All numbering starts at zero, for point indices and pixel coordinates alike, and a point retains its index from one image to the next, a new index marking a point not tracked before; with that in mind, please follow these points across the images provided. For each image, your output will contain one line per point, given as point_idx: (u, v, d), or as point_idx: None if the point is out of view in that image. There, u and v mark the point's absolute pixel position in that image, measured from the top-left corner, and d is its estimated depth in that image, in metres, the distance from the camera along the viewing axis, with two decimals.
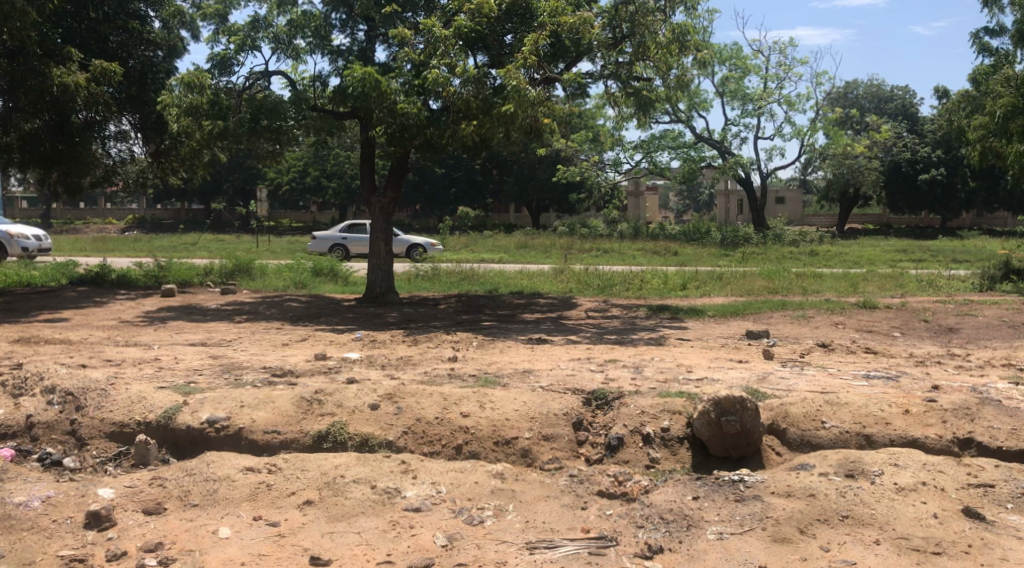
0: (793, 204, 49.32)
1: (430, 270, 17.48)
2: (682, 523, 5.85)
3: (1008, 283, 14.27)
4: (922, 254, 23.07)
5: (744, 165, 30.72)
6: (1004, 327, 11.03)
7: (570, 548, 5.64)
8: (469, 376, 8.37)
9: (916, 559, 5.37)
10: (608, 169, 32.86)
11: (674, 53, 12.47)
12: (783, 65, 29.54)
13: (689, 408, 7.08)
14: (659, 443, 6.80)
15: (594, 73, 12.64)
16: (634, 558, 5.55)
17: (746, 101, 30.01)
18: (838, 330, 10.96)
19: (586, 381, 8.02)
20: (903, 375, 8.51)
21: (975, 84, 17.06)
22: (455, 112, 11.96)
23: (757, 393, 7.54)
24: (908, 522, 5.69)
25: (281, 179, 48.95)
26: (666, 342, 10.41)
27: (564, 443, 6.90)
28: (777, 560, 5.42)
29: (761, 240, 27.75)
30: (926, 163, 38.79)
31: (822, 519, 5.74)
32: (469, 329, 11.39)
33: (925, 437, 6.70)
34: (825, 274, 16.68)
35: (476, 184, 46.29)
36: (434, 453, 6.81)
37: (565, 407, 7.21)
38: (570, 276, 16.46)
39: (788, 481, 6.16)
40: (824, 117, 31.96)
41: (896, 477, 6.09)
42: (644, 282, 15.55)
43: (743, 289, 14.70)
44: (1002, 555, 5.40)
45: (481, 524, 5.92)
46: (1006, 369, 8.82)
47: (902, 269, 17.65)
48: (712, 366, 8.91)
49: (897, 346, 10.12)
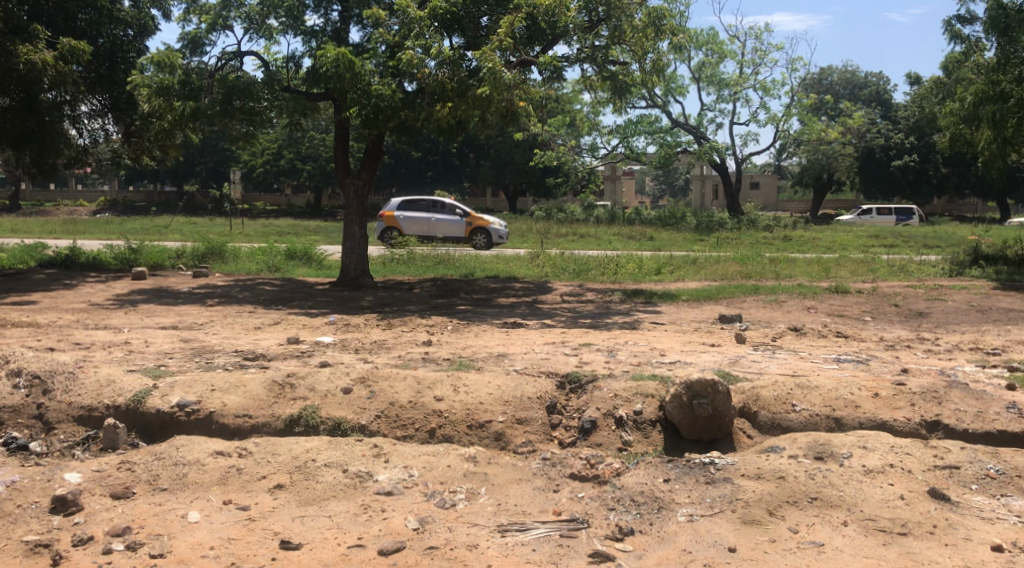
0: (767, 190, 49.67)
1: (405, 254, 17.41)
2: (653, 505, 5.89)
3: (977, 268, 14.39)
4: (893, 240, 23.24)
5: (719, 151, 30.69)
6: (973, 311, 11.16)
7: (541, 530, 5.65)
8: (443, 359, 8.36)
9: (882, 540, 5.44)
10: (585, 154, 32.83)
11: (650, 38, 12.37)
12: (759, 51, 29.46)
13: (662, 391, 7.12)
14: (631, 426, 6.84)
15: (570, 57, 12.52)
16: (605, 540, 5.57)
17: (721, 86, 30.03)
18: (810, 314, 11.07)
19: (561, 364, 8.04)
20: (873, 359, 8.62)
21: (947, 72, 17.04)
22: (429, 94, 11.87)
23: (729, 375, 7.61)
24: (875, 504, 5.75)
25: (255, 161, 48.34)
26: (640, 325, 10.47)
27: (538, 426, 6.91)
28: (747, 541, 5.46)
29: (734, 224, 27.88)
30: (899, 150, 39.02)
31: (791, 501, 5.79)
32: (443, 313, 11.37)
33: (894, 420, 6.77)
34: (798, 259, 16.75)
35: (453, 167, 46.06)
36: (407, 437, 6.79)
37: (539, 390, 7.22)
38: (546, 260, 16.44)
39: (757, 463, 6.20)
40: (799, 104, 31.96)
41: (864, 459, 6.15)
42: (620, 267, 15.57)
43: (717, 274, 14.79)
44: (966, 535, 5.48)
45: (454, 507, 5.92)
46: (974, 353, 8.93)
47: (874, 255, 17.73)
48: (685, 350, 8.94)
49: (867, 331, 10.22)
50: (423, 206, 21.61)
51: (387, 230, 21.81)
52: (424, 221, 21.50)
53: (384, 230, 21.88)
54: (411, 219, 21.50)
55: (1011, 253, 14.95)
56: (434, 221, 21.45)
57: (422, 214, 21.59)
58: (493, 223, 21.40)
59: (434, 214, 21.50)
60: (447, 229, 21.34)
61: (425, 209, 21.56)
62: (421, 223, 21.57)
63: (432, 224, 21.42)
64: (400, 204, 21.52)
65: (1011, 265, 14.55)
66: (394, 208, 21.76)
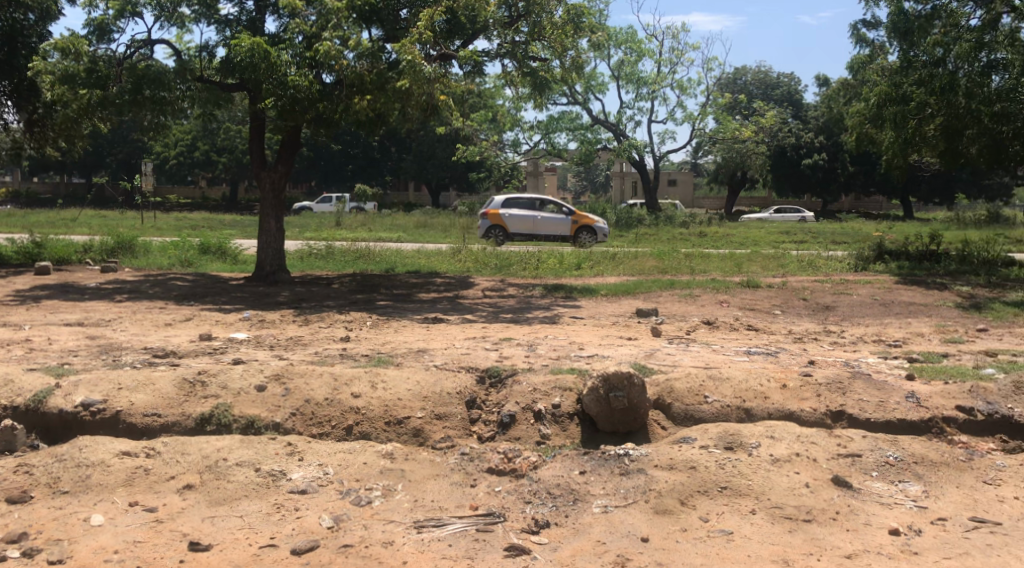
0: (684, 186, 50.73)
1: (324, 248, 17.16)
2: (568, 498, 5.95)
3: (880, 263, 14.98)
4: (803, 236, 24.03)
5: (638, 148, 31.16)
6: (876, 304, 11.63)
7: (457, 525, 5.65)
8: (361, 355, 8.27)
9: (788, 526, 5.62)
10: (507, 149, 32.91)
11: (570, 34, 12.50)
12: (676, 50, 30.01)
13: (580, 384, 7.19)
14: (549, 420, 6.89)
15: (490, 52, 12.52)
16: (520, 533, 5.60)
17: (640, 85, 30.49)
18: (723, 308, 11.35)
19: (480, 359, 8.04)
20: (782, 351, 8.89)
21: (853, 74, 17.60)
22: (348, 86, 11.71)
23: (645, 368, 7.75)
24: (782, 492, 5.93)
25: (169, 153, 46.87)
26: (559, 320, 10.56)
27: (456, 421, 6.90)
28: (659, 531, 5.57)
29: (653, 220, 28.39)
30: (809, 149, 40.31)
31: (702, 491, 5.93)
32: (362, 308, 11.24)
33: (800, 411, 6.98)
34: (712, 254, 17.15)
35: (374, 161, 45.58)
36: (323, 435, 6.69)
37: (458, 385, 7.21)
38: (467, 255, 16.42)
39: (670, 454, 6.32)
40: (715, 103, 32.69)
41: (772, 448, 6.34)
42: (541, 262, 15.67)
43: (635, 269, 15.04)
44: (866, 520, 5.70)
45: (369, 505, 5.87)
46: (876, 345, 9.31)
47: (785, 251, 18.31)
48: (603, 343, 9.06)
49: (777, 324, 10.54)
50: (513, 205, 21.40)
51: (490, 229, 21.46)
52: (530, 220, 21.35)
53: (487, 229, 21.54)
54: (518, 218, 21.28)
55: (911, 249, 15.62)
56: (540, 220, 21.30)
57: (526, 211, 21.46)
58: (598, 222, 21.69)
59: (543, 212, 21.46)
60: (557, 228, 21.41)
61: (531, 207, 21.45)
62: (526, 222, 21.42)
63: (541, 222, 21.31)
64: (507, 202, 21.32)
65: (912, 261, 15.20)
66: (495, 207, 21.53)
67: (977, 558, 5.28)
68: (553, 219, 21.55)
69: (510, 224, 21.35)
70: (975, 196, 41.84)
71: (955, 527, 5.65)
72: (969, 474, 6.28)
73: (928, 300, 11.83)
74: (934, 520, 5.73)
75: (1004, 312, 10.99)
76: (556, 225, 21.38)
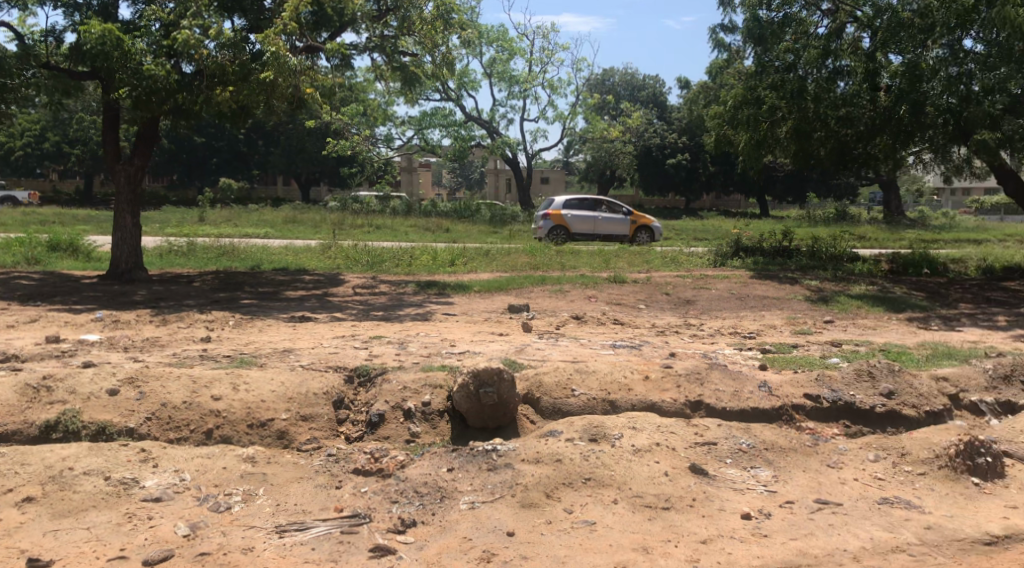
0: (556, 184, 51.60)
1: (185, 245, 16.46)
2: (436, 495, 5.94)
3: (738, 259, 15.69)
4: (669, 233, 24.89)
5: (511, 145, 31.44)
6: (734, 298, 12.17)
7: (321, 528, 5.54)
8: (223, 356, 7.98)
9: (648, 515, 5.80)
10: (380, 145, 32.54)
11: (440, 30, 12.47)
12: (546, 50, 30.46)
13: (450, 382, 7.18)
14: (419, 417, 6.85)
15: (359, 45, 12.34)
16: (386, 533, 5.54)
17: (512, 83, 30.78)
18: (591, 303, 11.61)
19: (349, 358, 7.92)
20: (645, 344, 9.18)
21: (714, 77, 18.26)
22: (208, 77, 11.28)
23: (514, 364, 7.84)
24: (643, 481, 6.12)
25: (13, 143, 43.78)
26: (430, 316, 10.52)
27: (323, 422, 6.76)
28: (524, 525, 5.64)
29: (526, 217, 28.74)
30: (673, 149, 41.77)
31: (567, 483, 6.04)
32: (225, 307, 10.85)
33: (662, 401, 7.22)
34: (582, 250, 17.50)
35: (241, 155, 44.09)
36: (180, 439, 6.43)
37: (325, 385, 7.07)
38: (337, 252, 16.12)
39: (537, 447, 6.41)
40: (585, 103, 33.35)
41: (634, 439, 6.53)
42: (413, 259, 15.57)
43: (507, 265, 15.17)
44: (720, 505, 5.95)
45: (229, 511, 5.68)
46: (733, 337, 9.75)
47: (650, 247, 18.89)
48: (473, 340, 9.09)
49: (642, 317, 10.87)
50: (580, 206, 21.31)
51: (553, 229, 21.22)
52: (591, 220, 21.36)
53: (548, 229, 21.25)
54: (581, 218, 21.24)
55: (766, 246, 16.45)
56: (599, 220, 21.31)
57: (585, 211, 21.40)
58: (654, 221, 21.96)
59: (601, 212, 21.55)
60: (617, 228, 21.55)
61: (591, 208, 21.36)
62: (594, 223, 21.56)
63: (602, 222, 21.33)
64: (571, 203, 21.15)
65: (767, 256, 16.01)
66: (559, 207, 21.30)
67: (820, 537, 5.61)
68: (609, 219, 21.65)
69: (573, 225, 21.23)
70: (824, 196, 44.55)
71: (801, 509, 5.98)
72: (814, 458, 6.64)
73: (780, 293, 12.47)
74: (782, 503, 6.05)
75: (848, 304, 11.73)
76: (613, 225, 21.55)
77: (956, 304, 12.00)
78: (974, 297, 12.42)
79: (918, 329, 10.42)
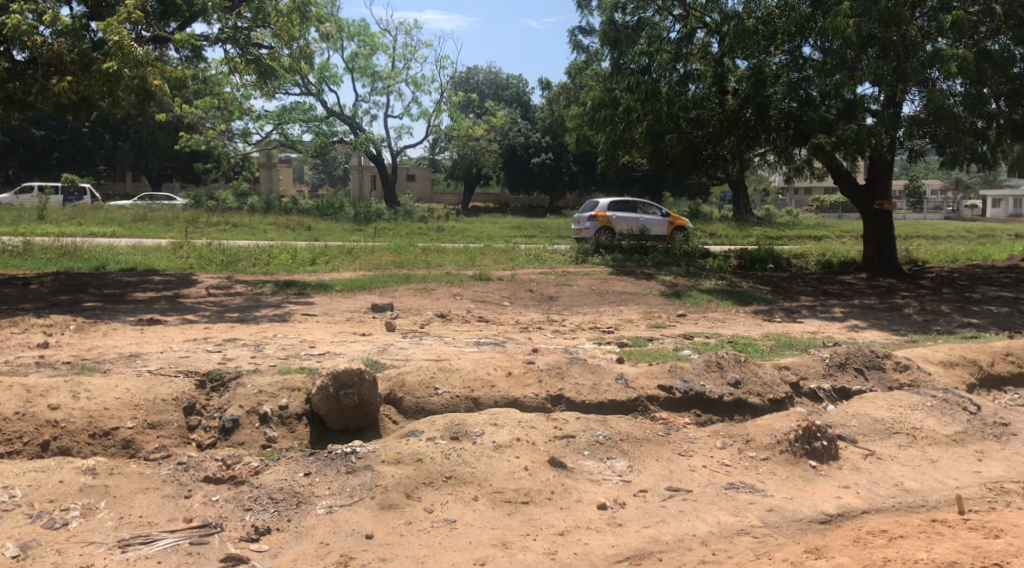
0: (422, 181, 51.37)
1: (20, 244, 15.33)
2: (292, 501, 5.78)
3: (599, 256, 16.08)
4: (532, 230, 25.22)
5: (374, 142, 31.03)
6: (594, 294, 12.46)
7: (168, 540, 5.32)
8: (61, 363, 7.49)
9: (507, 510, 5.86)
10: (237, 140, 31.41)
11: (296, 23, 12.14)
12: (410, 46, 30.22)
13: (309, 384, 7.00)
14: (276, 422, 6.64)
15: (211, 36, 11.85)
16: (238, 542, 5.39)
17: (375, 79, 30.38)
18: (455, 301, 11.60)
19: (201, 362, 7.58)
20: (508, 340, 9.25)
21: (573, 79, 18.51)
22: (43, 65, 10.62)
23: (376, 364, 7.74)
24: (503, 477, 6.16)
25: None
26: (290, 317, 10.23)
27: (173, 429, 6.46)
28: (383, 526, 5.59)
29: (390, 215, 28.46)
30: (537, 148, 42.39)
31: (427, 482, 6.02)
32: (65, 311, 10.19)
33: (523, 396, 7.29)
34: (447, 248, 17.48)
35: (86, 149, 41.56)
36: (12, 453, 6.04)
37: (174, 391, 6.73)
38: (190, 252, 15.43)
39: (397, 448, 6.34)
40: (449, 100, 33.28)
41: (494, 435, 6.56)
42: (272, 258, 15.11)
43: (370, 263, 14.95)
44: (578, 497, 6.08)
45: (65, 526, 5.38)
46: (593, 332, 9.98)
47: (514, 244, 19.08)
48: (334, 340, 8.91)
49: (505, 314, 10.97)
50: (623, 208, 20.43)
51: (598, 229, 20.41)
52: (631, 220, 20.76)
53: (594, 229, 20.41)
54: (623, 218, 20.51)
55: (624, 243, 16.95)
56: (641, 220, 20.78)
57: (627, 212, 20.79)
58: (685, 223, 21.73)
59: (643, 212, 20.85)
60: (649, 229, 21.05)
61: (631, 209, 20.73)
62: (629, 223, 20.82)
63: (645, 223, 20.67)
64: (614, 204, 20.16)
65: (626, 253, 16.50)
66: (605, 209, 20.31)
67: (671, 524, 5.83)
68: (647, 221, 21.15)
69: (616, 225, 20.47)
70: (680, 195, 46.37)
71: (654, 497, 6.18)
72: (666, 447, 6.89)
73: (638, 289, 12.87)
74: (636, 492, 6.24)
75: (700, 298, 12.23)
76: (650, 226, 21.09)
77: (797, 297, 12.74)
78: (813, 290, 13.23)
79: (764, 321, 10.99)
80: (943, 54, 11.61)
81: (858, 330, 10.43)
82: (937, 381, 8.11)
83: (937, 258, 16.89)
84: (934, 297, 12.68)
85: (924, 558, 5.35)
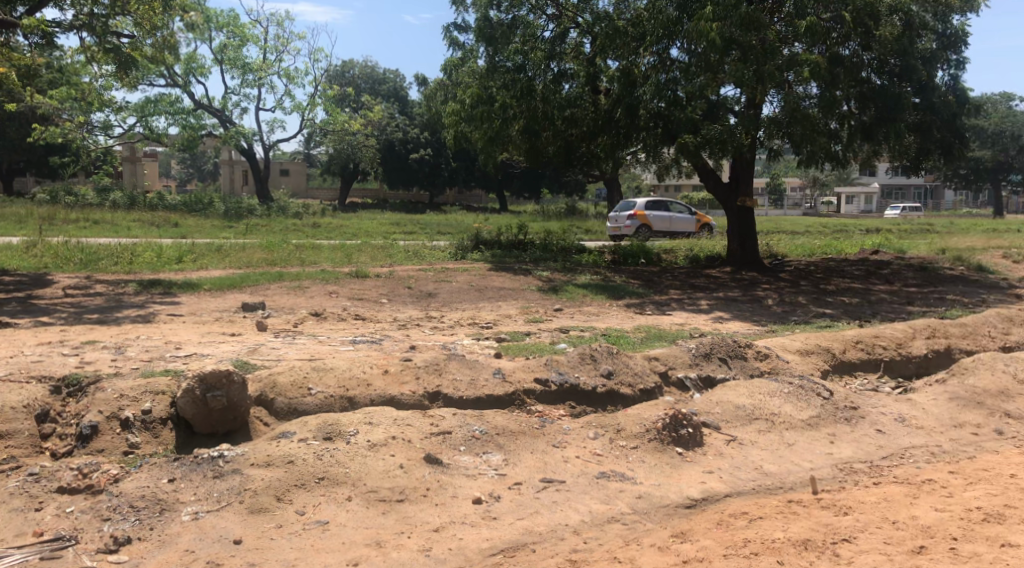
0: (297, 177, 50.17)
1: None
2: (154, 509, 5.59)
3: (477, 252, 16.14)
4: (411, 226, 25.07)
5: (246, 136, 30.08)
6: (472, 290, 12.51)
7: (16, 556, 5.09)
8: None
9: (382, 509, 5.82)
10: (97, 132, 29.81)
11: (158, 11, 11.61)
12: (282, 38, 29.43)
13: (174, 387, 6.73)
14: (138, 427, 6.36)
15: (64, 23, 11.19)
16: (95, 555, 5.20)
17: (246, 71, 29.44)
18: (331, 299, 11.40)
19: (56, 366, 7.17)
20: (385, 338, 9.16)
21: (449, 76, 18.47)
22: None
23: (247, 365, 7.53)
24: (377, 476, 6.11)
25: None
26: (155, 318, 9.80)
27: (24, 439, 6.13)
28: (252, 531, 5.48)
29: (264, 211, 27.68)
30: (415, 144, 42.11)
31: (298, 484, 5.91)
32: None
33: (400, 394, 7.23)
34: (323, 245, 17.15)
35: None
36: None
37: (26, 398, 6.36)
38: (44, 250, 14.53)
39: (268, 450, 6.19)
40: (323, 94, 32.61)
41: (369, 434, 6.48)
42: (136, 256, 14.43)
43: (242, 261, 14.50)
44: (453, 493, 6.10)
45: None
46: (471, 328, 10.02)
47: (392, 241, 18.90)
48: (203, 341, 8.59)
49: (383, 312, 10.86)
50: (657, 205, 22.42)
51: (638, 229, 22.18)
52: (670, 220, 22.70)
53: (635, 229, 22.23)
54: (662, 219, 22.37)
55: (502, 238, 17.09)
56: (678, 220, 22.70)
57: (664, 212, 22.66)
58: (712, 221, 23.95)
59: (674, 212, 22.80)
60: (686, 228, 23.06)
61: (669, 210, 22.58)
62: (666, 222, 22.72)
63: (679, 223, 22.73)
64: (652, 202, 22.19)
65: (504, 249, 16.64)
66: (640, 207, 22.29)
67: (545, 515, 5.94)
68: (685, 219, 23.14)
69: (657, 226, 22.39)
70: (558, 191, 47.12)
71: (528, 489, 6.27)
72: (541, 440, 6.98)
73: (515, 285, 13.00)
74: (511, 485, 6.31)
75: (576, 293, 12.47)
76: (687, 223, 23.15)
77: (667, 290, 13.18)
78: (682, 284, 13.71)
79: (636, 314, 11.32)
80: (799, 59, 12.21)
81: (723, 321, 10.88)
82: (795, 368, 8.57)
83: (796, 252, 17.81)
84: (792, 289, 13.38)
85: (781, 537, 5.65)
